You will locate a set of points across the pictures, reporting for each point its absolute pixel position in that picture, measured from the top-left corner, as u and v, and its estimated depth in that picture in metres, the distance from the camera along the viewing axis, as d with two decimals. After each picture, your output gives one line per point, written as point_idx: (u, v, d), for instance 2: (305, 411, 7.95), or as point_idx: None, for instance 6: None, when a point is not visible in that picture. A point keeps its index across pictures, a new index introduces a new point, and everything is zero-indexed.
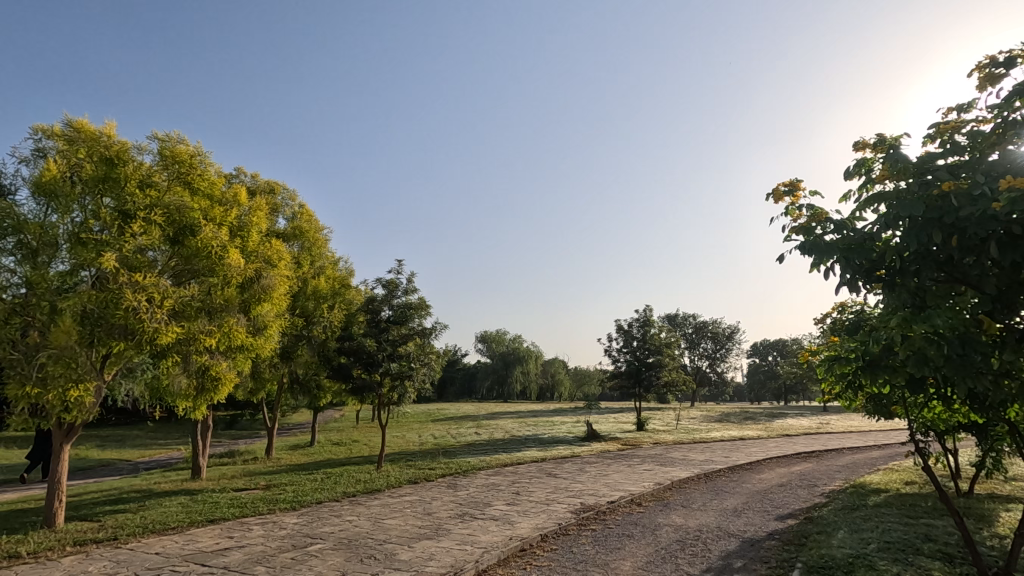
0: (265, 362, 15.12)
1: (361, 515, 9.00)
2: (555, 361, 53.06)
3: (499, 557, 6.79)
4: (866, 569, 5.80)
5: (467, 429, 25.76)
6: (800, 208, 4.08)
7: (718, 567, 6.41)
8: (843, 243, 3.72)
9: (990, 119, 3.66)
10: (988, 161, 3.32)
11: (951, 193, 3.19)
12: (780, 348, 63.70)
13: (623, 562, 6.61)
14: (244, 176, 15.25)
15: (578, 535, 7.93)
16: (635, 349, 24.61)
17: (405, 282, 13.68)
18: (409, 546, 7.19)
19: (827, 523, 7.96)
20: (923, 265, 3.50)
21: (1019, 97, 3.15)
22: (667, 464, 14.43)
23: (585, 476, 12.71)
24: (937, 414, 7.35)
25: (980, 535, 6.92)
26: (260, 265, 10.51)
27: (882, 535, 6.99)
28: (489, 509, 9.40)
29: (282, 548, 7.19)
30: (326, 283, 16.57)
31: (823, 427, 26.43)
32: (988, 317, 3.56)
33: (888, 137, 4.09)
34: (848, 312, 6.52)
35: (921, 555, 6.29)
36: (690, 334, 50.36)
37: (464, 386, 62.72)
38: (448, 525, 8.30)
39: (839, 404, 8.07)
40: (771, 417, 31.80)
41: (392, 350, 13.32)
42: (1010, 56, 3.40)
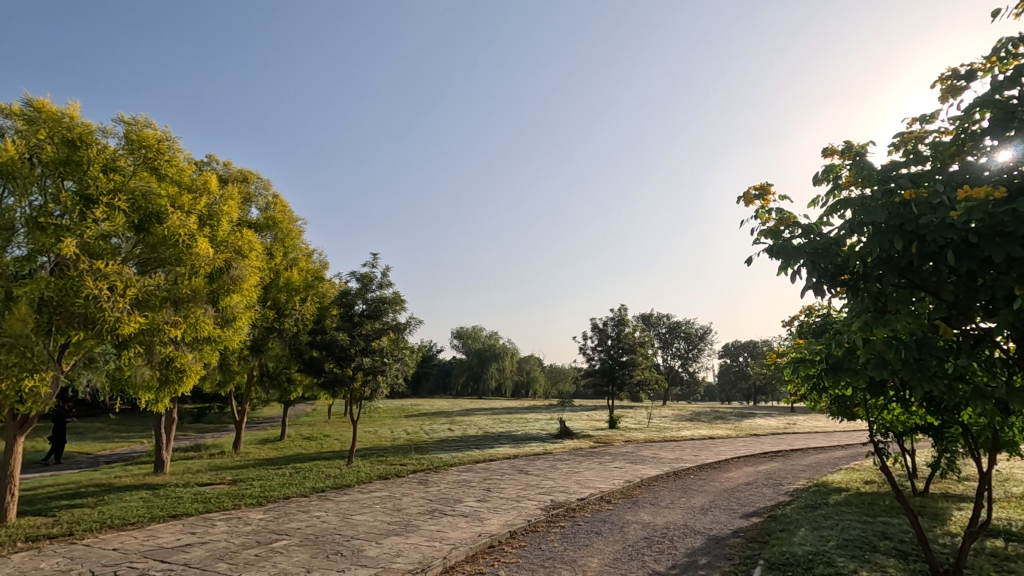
0: (234, 354, 14.79)
1: (330, 511, 8.88)
2: (531, 358, 53.06)
3: (467, 553, 6.77)
4: (824, 566, 5.95)
5: (441, 425, 25.64)
6: (770, 211, 4.13)
7: (684, 564, 6.51)
8: (810, 247, 3.80)
9: (951, 131, 3.75)
10: (947, 171, 3.41)
11: (913, 201, 3.26)
12: (752, 350, 64.97)
13: (590, 559, 6.66)
14: (216, 164, 14.93)
15: (547, 532, 7.96)
16: (609, 348, 24.82)
17: (379, 276, 13.52)
18: (377, 542, 7.12)
19: (790, 521, 8.16)
20: (886, 271, 3.54)
21: (981, 108, 3.22)
22: (637, 462, 14.62)
23: (556, 473, 12.78)
24: (896, 415, 7.57)
25: (933, 533, 7.17)
26: (230, 255, 10.28)
27: (841, 533, 7.19)
28: (459, 505, 9.38)
29: (246, 544, 7.05)
30: (299, 275, 16.26)
31: (789, 427, 27.07)
32: (945, 323, 3.66)
33: (855, 145, 4.18)
34: (815, 316, 6.65)
35: (877, 552, 6.46)
36: (664, 334, 50.93)
37: (438, 382, 62.50)
38: (418, 521, 8.25)
39: (805, 404, 8.21)
40: (740, 417, 32.44)
41: (365, 344, 13.15)
42: (970, 70, 3.49)
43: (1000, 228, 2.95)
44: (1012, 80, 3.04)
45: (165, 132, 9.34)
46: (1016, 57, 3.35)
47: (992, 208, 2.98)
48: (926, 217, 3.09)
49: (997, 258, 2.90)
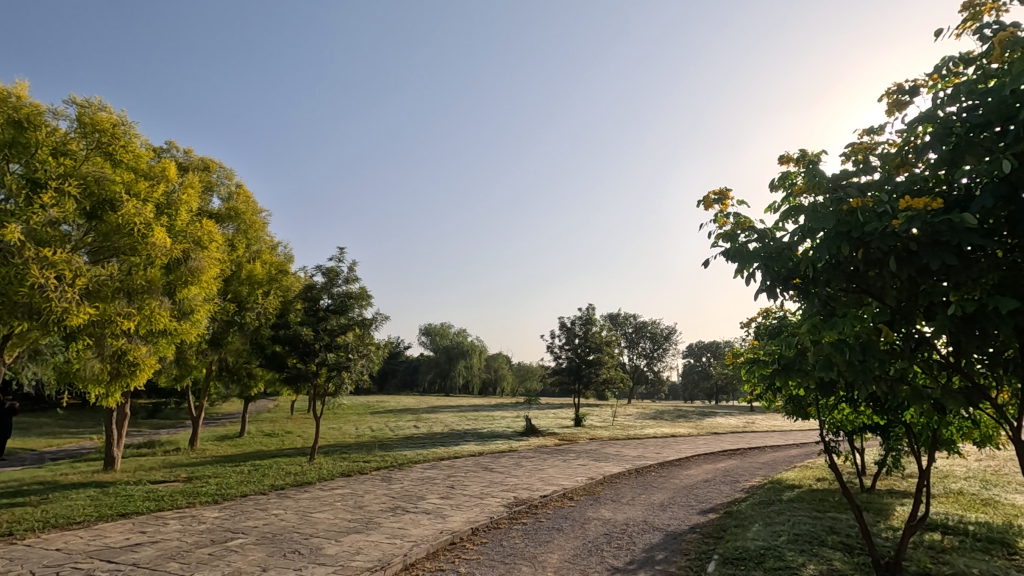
0: (191, 348, 14.33)
1: (288, 509, 8.72)
2: (499, 356, 53.07)
3: (428, 551, 6.75)
4: (775, 560, 6.15)
5: (407, 422, 25.42)
6: (727, 215, 4.23)
7: (641, 559, 6.64)
8: (764, 251, 3.92)
9: (899, 143, 3.91)
10: (893, 181, 3.56)
11: (859, 210, 3.40)
12: (715, 350, 66.50)
13: (550, 555, 6.72)
14: (176, 151, 14.47)
15: (509, 529, 8.00)
16: (576, 346, 25.06)
17: (345, 270, 13.30)
18: (336, 540, 7.03)
19: (744, 517, 8.41)
20: (833, 276, 3.67)
21: (924, 123, 3.36)
22: (601, 459, 14.80)
23: (520, 471, 12.85)
24: (846, 415, 7.87)
25: (877, 527, 7.51)
26: (188, 246, 9.95)
27: (792, 528, 7.45)
28: (421, 503, 9.33)
29: (199, 543, 6.86)
30: (262, 268, 15.85)
31: (748, 425, 27.85)
32: (888, 327, 3.82)
33: (809, 153, 4.31)
34: (771, 318, 6.83)
35: (825, 547, 6.72)
36: (631, 334, 51.62)
37: (406, 378, 62.00)
38: (379, 518, 8.17)
39: (761, 403, 8.45)
40: (702, 415, 33.18)
41: (330, 340, 12.91)
42: (914, 85, 3.65)
43: (938, 238, 3.09)
44: (953, 98, 3.19)
45: (121, 116, 9.02)
46: (957, 76, 3.51)
47: (930, 218, 3.13)
48: (871, 225, 3.22)
49: (934, 266, 3.04)
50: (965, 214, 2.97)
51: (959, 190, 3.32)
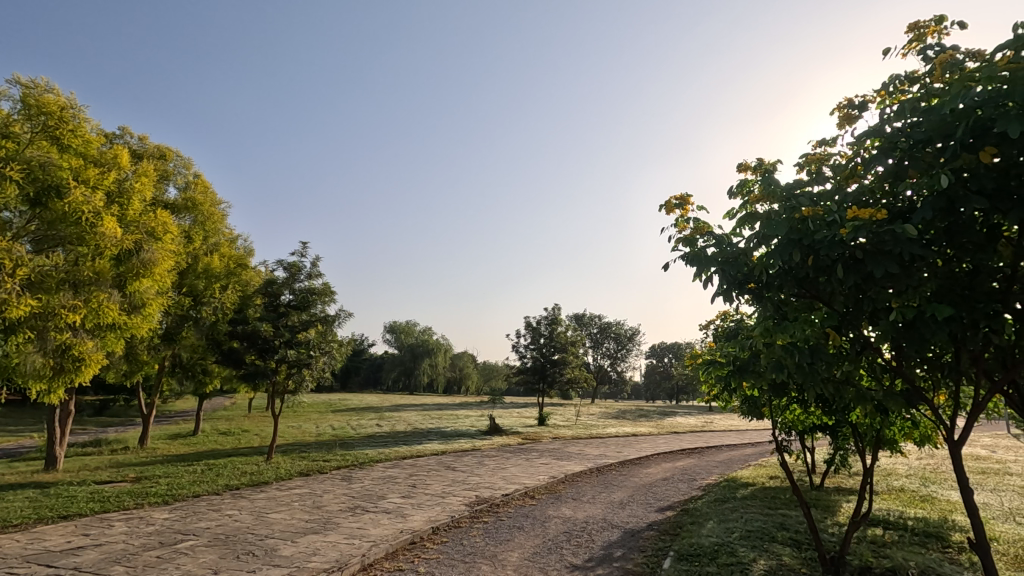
0: (143, 343, 13.76)
1: (243, 509, 8.49)
2: (464, 354, 52.87)
3: (387, 551, 6.68)
4: (728, 556, 6.33)
5: (369, 421, 25.04)
6: (687, 220, 4.33)
7: (599, 556, 6.73)
8: (720, 256, 4.03)
9: (849, 155, 4.07)
10: (843, 192, 3.70)
11: (810, 218, 3.53)
12: (676, 350, 67.93)
13: (510, 553, 6.74)
14: (129, 138, 13.88)
15: (469, 528, 7.99)
16: (541, 346, 25.21)
17: (308, 266, 13.01)
18: (293, 541, 6.88)
19: (700, 514, 8.63)
20: (785, 281, 3.80)
21: (871, 137, 3.52)
22: (563, 458, 14.94)
23: (482, 469, 12.84)
24: (797, 416, 8.17)
25: (824, 523, 7.82)
26: (141, 237, 9.47)
27: (744, 525, 7.68)
28: (382, 502, 9.23)
29: (147, 546, 6.60)
30: (220, 262, 15.39)
31: (707, 425, 28.57)
32: (835, 332, 3.97)
33: (766, 162, 4.44)
34: (729, 320, 7.01)
35: (775, 542, 6.96)
36: (595, 334, 52.20)
37: (369, 376, 61.07)
38: (338, 518, 8.04)
39: (718, 404, 8.68)
40: (663, 415, 33.88)
41: (290, 336, 12.60)
42: (863, 100, 3.81)
43: (882, 247, 3.24)
44: (898, 114, 3.35)
45: (71, 99, 8.64)
46: (903, 93, 3.68)
47: (875, 228, 3.28)
48: (820, 233, 3.35)
49: (878, 274, 3.18)
50: (907, 225, 3.12)
51: (902, 203, 3.49)
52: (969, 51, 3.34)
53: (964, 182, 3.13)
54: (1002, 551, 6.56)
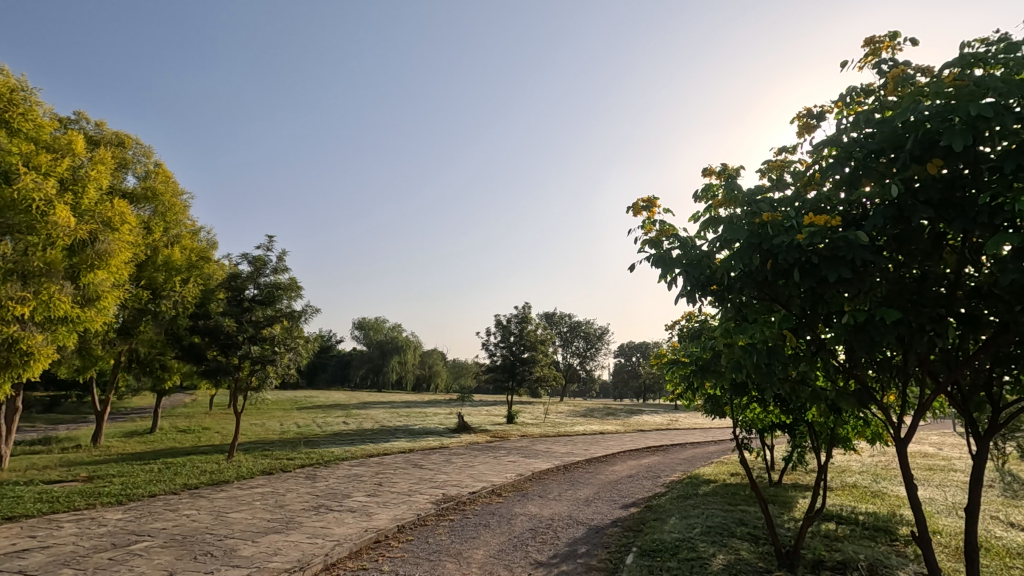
0: (97, 337, 13.23)
1: (202, 509, 8.26)
2: (434, 352, 52.59)
3: (351, 549, 6.60)
4: (688, 551, 6.49)
5: (335, 418, 24.67)
6: (653, 222, 4.41)
7: (564, 553, 6.81)
8: (685, 259, 4.13)
9: (809, 162, 4.21)
10: (802, 198, 3.83)
11: (769, 223, 3.64)
12: (644, 350, 69.03)
13: (476, 551, 6.75)
14: (86, 124, 13.35)
15: (435, 525, 7.97)
16: (511, 344, 25.29)
17: (274, 260, 12.74)
18: (253, 541, 6.74)
19: (663, 511, 8.81)
20: (745, 283, 3.91)
21: (829, 146, 3.64)
22: (531, 456, 15.02)
23: (450, 467, 12.81)
24: (757, 414, 8.41)
25: (781, 518, 8.08)
26: (95, 227, 9.12)
27: (705, 521, 7.88)
28: (346, 501, 9.11)
29: (98, 547, 6.37)
30: (181, 254, 14.93)
31: (672, 424, 29.15)
32: (793, 333, 4.10)
33: (730, 168, 4.55)
34: (694, 321, 7.16)
35: (734, 537, 7.16)
36: (565, 333, 52.60)
37: (336, 373, 60.11)
38: (301, 518, 7.91)
39: (681, 402, 8.86)
40: (630, 413, 34.41)
41: (254, 332, 12.29)
42: (821, 110, 3.94)
43: (836, 253, 3.36)
44: (853, 125, 3.48)
45: (20, 79, 8.36)
46: (858, 104, 3.83)
47: (830, 235, 3.40)
48: (778, 238, 3.46)
49: (831, 278, 3.30)
50: (859, 232, 3.25)
51: (856, 210, 3.63)
52: (920, 66, 3.49)
53: (913, 193, 3.28)
54: (945, 543, 6.90)
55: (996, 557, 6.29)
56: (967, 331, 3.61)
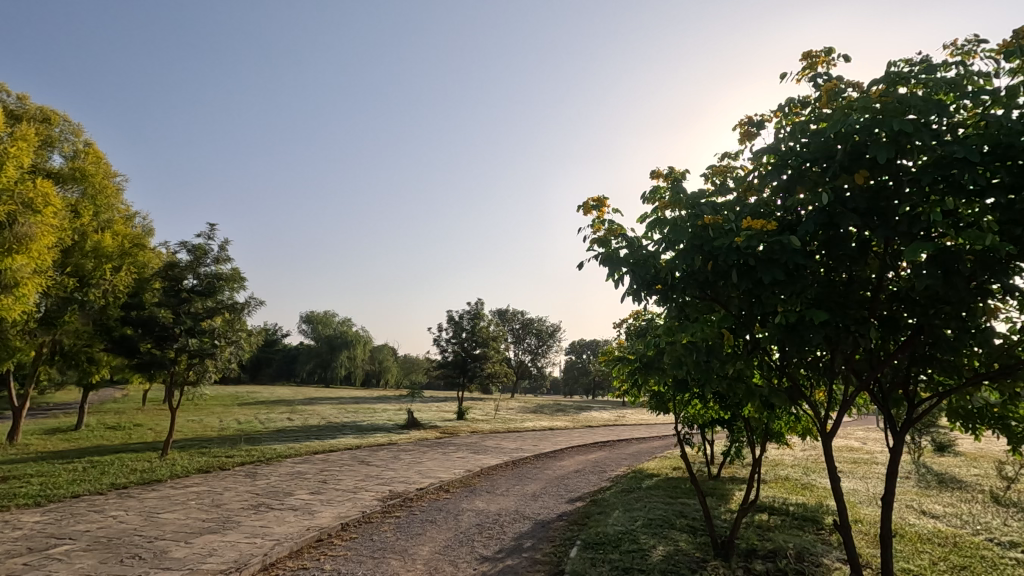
0: (14, 327, 12.27)
1: (130, 510, 7.82)
2: (384, 347, 51.80)
3: (291, 548, 6.42)
4: (630, 543, 6.65)
5: (279, 414, 23.93)
6: (602, 222, 4.48)
7: (510, 547, 6.86)
8: (632, 258, 4.22)
9: (750, 167, 4.36)
10: (742, 204, 3.98)
11: (711, 226, 3.76)
12: (594, 347, 70.31)
13: (421, 547, 6.70)
14: (7, 97, 12.42)
15: (381, 522, 7.86)
16: (463, 341, 25.21)
17: (215, 249, 12.18)
18: (186, 542, 6.45)
19: (607, 504, 9.01)
20: (688, 283, 4.03)
21: (768, 154, 3.79)
22: (480, 452, 15.04)
23: (398, 464, 12.66)
24: (698, 410, 8.71)
25: (718, 510, 8.43)
26: (14, 208, 8.51)
27: (647, 513, 8.12)
28: (288, 499, 8.85)
29: (12, 552, 5.94)
30: (112, 240, 14.13)
31: (618, 419, 29.89)
32: (732, 333, 4.26)
33: (676, 171, 4.67)
34: (640, 319, 7.32)
35: (673, 529, 7.41)
36: (517, 330, 52.93)
37: (281, 368, 58.21)
38: (238, 517, 7.63)
39: (627, 399, 9.06)
40: (579, 409, 35.04)
41: (193, 324, 11.69)
42: (761, 119, 4.09)
43: (772, 256, 3.51)
44: (791, 135, 3.64)
45: None
46: (796, 115, 4.01)
47: (766, 238, 3.55)
48: (718, 240, 3.58)
49: (767, 280, 3.45)
50: (792, 236, 3.41)
51: (790, 216, 3.80)
52: (851, 82, 3.69)
53: (842, 201, 3.47)
54: (864, 531, 7.38)
55: (909, 543, 6.78)
56: (887, 333, 3.83)
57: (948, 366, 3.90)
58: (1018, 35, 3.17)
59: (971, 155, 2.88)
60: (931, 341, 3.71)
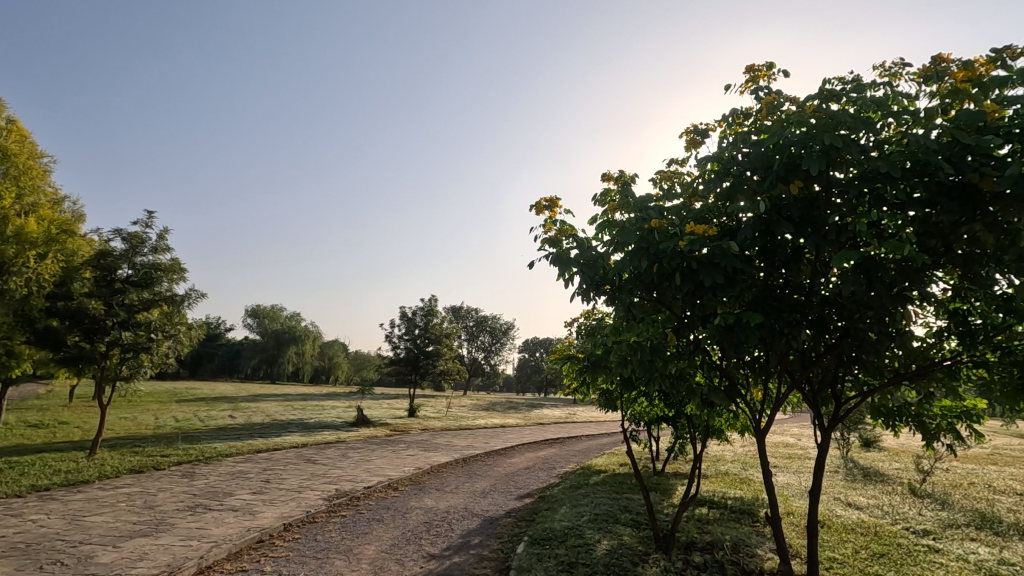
0: None
1: (52, 513, 7.34)
2: (334, 343, 50.62)
3: (230, 550, 6.20)
4: (575, 538, 6.78)
5: (220, 411, 23.01)
6: (554, 222, 4.54)
7: (457, 544, 6.86)
8: (581, 259, 4.31)
9: (695, 174, 4.51)
10: (687, 209, 4.13)
11: (656, 230, 3.87)
12: (547, 345, 70.97)
13: (367, 547, 6.61)
14: None
15: (326, 522, 7.69)
16: (415, 337, 24.97)
17: (153, 238, 11.54)
18: (114, 546, 6.11)
19: (555, 500, 9.15)
20: (636, 285, 4.13)
21: (712, 162, 3.94)
22: (430, 449, 14.96)
23: (345, 462, 12.41)
24: (644, 408, 8.96)
25: (661, 505, 8.71)
26: None
27: (593, 509, 8.29)
28: (228, 499, 8.53)
29: None
30: (37, 226, 13.25)
31: (569, 417, 30.38)
32: (675, 333, 4.42)
33: (627, 175, 4.77)
34: (590, 319, 7.46)
35: (618, 523, 7.60)
36: (471, 328, 52.90)
37: (224, 364, 55.87)
38: (173, 518, 7.29)
39: (577, 397, 9.19)
40: (531, 407, 35.41)
41: (127, 317, 11.08)
42: (707, 128, 4.24)
43: (713, 261, 3.66)
44: (734, 144, 3.79)
45: None
46: (739, 125, 4.17)
47: (707, 243, 3.69)
48: (664, 244, 3.70)
49: (707, 283, 3.59)
50: (731, 241, 3.56)
51: (731, 222, 3.95)
52: (789, 97, 3.87)
53: (779, 209, 3.64)
54: (795, 522, 7.79)
55: (835, 533, 7.21)
56: (816, 335, 4.07)
57: (872, 366, 4.17)
58: (937, 60, 3.41)
59: (893, 170, 3.08)
60: (856, 343, 3.95)
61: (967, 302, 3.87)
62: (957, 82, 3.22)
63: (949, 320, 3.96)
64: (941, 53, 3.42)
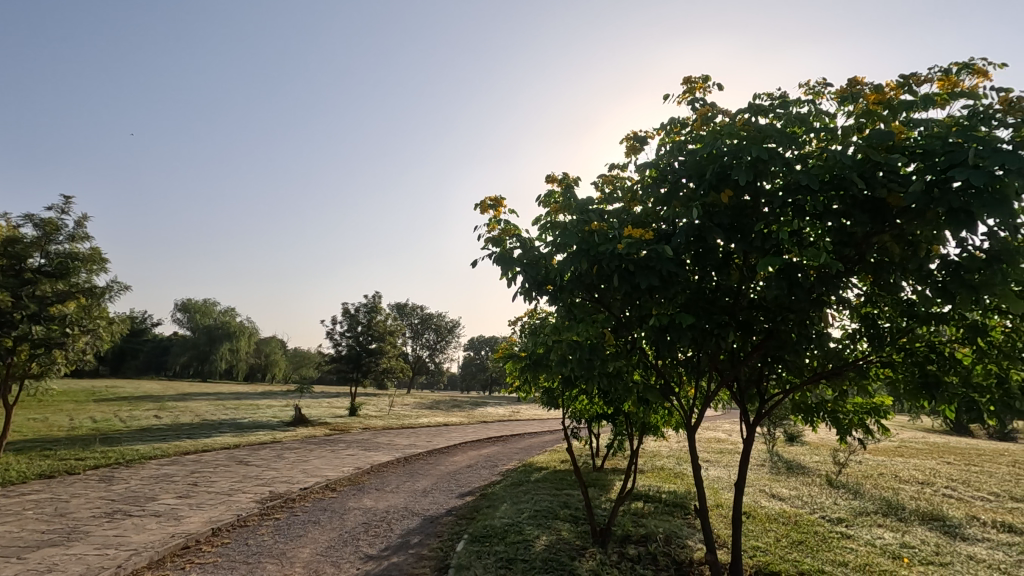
0: None
1: None
2: (272, 340, 48.69)
3: (151, 558, 5.87)
4: (515, 535, 6.85)
5: (144, 411, 21.64)
6: (498, 222, 4.57)
7: (396, 544, 6.78)
8: (524, 259, 4.36)
9: (634, 178, 4.65)
10: (627, 213, 4.25)
11: (596, 232, 3.97)
12: (493, 343, 71.08)
13: (301, 549, 6.42)
14: None
15: (258, 526, 7.41)
16: (358, 334, 24.43)
17: (71, 225, 10.74)
18: (18, 558, 5.65)
19: (495, 498, 9.21)
20: (576, 286, 4.23)
21: (650, 168, 4.09)
22: (370, 448, 14.69)
23: (281, 463, 11.98)
24: (584, 405, 9.14)
25: (600, 500, 8.95)
26: None
27: (533, 505, 8.41)
28: (150, 504, 8.05)
29: None
30: None
31: (513, 415, 30.65)
32: (613, 332, 4.55)
33: (569, 177, 4.87)
34: (533, 318, 7.54)
35: (557, 519, 7.75)
36: (416, 325, 52.27)
37: (150, 360, 52.54)
38: (88, 526, 6.81)
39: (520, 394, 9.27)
40: (475, 405, 35.44)
41: (38, 310, 10.23)
42: (645, 135, 4.39)
43: (648, 264, 3.79)
44: (671, 152, 3.94)
45: None
46: (676, 134, 4.33)
47: (645, 246, 3.81)
48: (602, 246, 3.80)
49: (642, 285, 3.72)
50: (666, 246, 3.71)
51: (667, 227, 4.11)
52: (722, 109, 4.07)
53: (710, 216, 3.82)
54: (723, 513, 8.20)
55: (759, 522, 7.64)
56: (743, 336, 4.29)
57: (793, 366, 4.44)
58: (853, 83, 3.69)
59: (812, 182, 3.29)
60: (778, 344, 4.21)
61: (876, 306, 4.18)
62: (869, 104, 3.49)
63: (860, 323, 4.27)
64: (855, 76, 3.69)
